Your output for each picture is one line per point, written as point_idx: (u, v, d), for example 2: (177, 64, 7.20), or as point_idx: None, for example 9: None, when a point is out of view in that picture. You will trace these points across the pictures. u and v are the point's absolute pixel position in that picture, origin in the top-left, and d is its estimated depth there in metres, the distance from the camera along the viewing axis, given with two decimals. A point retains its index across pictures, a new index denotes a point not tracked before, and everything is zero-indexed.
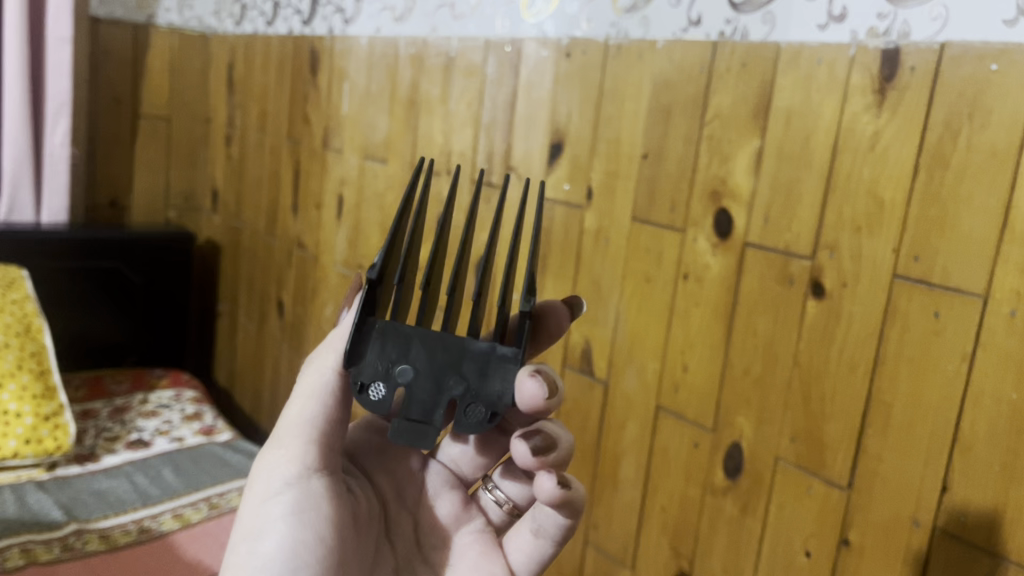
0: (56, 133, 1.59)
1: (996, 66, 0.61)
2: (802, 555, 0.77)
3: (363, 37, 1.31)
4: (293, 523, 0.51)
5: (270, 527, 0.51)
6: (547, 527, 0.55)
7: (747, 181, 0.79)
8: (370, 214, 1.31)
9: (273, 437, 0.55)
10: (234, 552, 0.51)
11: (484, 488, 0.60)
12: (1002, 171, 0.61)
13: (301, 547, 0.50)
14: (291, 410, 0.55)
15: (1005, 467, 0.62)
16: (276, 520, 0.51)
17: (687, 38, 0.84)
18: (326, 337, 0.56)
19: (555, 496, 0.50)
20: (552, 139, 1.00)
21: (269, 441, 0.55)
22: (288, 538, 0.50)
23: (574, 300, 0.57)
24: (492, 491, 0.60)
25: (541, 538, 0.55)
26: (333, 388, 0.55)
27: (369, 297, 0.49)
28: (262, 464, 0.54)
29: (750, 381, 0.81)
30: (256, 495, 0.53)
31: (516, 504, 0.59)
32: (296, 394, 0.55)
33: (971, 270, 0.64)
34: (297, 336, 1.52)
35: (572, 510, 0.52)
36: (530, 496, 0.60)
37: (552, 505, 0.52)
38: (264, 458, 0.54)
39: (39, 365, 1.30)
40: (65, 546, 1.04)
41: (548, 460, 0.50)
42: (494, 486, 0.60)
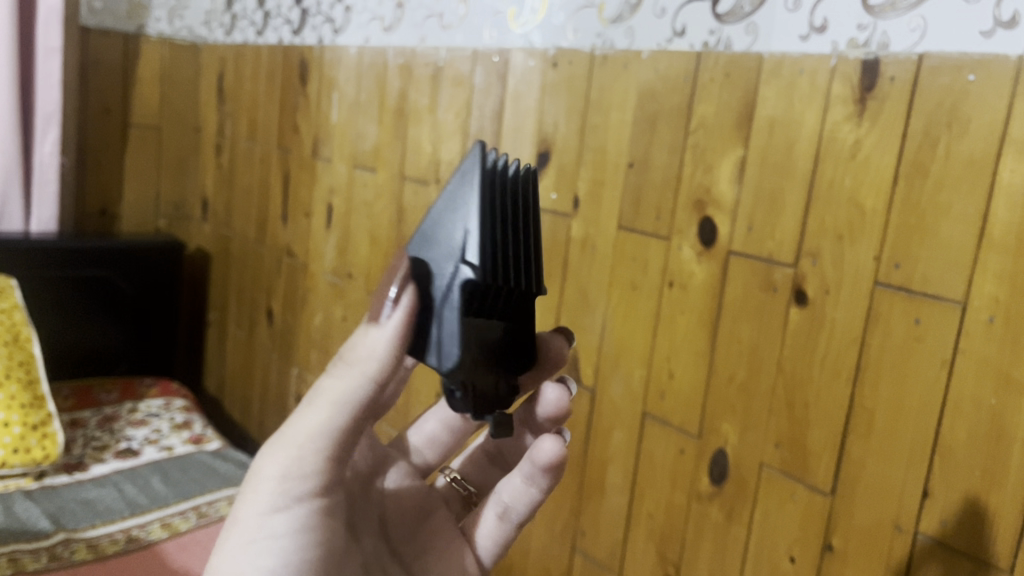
0: (46, 142, 1.59)
1: (974, 77, 0.62)
2: (786, 560, 0.78)
3: (352, 47, 1.31)
4: (296, 535, 0.52)
5: (274, 537, 0.51)
6: (515, 510, 0.61)
7: (731, 190, 0.80)
8: (360, 223, 1.32)
9: (282, 434, 0.52)
10: (235, 548, 0.52)
11: (444, 475, 0.67)
12: (980, 180, 0.62)
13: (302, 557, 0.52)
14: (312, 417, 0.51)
15: (985, 472, 0.63)
16: (280, 533, 0.52)
17: (671, 48, 0.85)
18: (359, 340, 0.50)
19: (554, 456, 0.57)
20: (540, 148, 1.01)
21: (279, 438, 0.52)
22: (291, 550, 0.52)
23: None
24: (450, 475, 0.67)
25: (506, 520, 0.61)
26: (359, 404, 0.50)
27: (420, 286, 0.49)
28: (269, 463, 0.52)
29: (735, 388, 0.81)
30: (263, 499, 0.52)
31: (474, 492, 0.67)
32: (319, 397, 0.51)
33: (950, 276, 0.64)
34: (287, 345, 1.52)
35: (550, 484, 0.59)
36: (485, 486, 0.67)
37: (542, 470, 0.58)
38: (272, 459, 0.52)
39: (28, 374, 1.30)
40: (53, 555, 1.04)
41: (563, 419, 0.60)
42: (453, 474, 0.67)
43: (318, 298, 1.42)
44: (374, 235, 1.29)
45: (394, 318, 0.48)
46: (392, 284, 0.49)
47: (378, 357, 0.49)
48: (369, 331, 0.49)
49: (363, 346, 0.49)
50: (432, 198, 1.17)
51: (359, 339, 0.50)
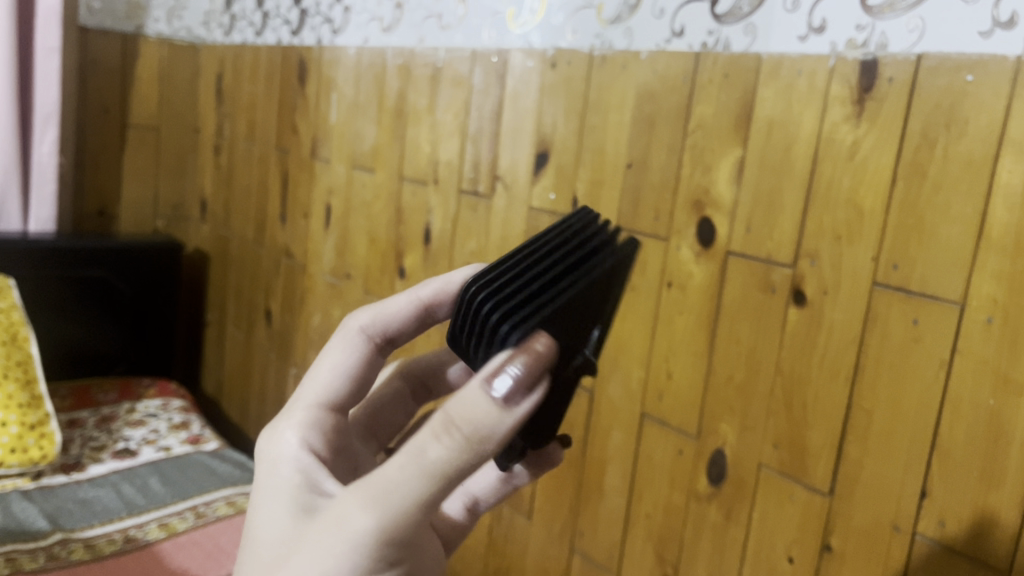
0: (45, 142, 1.59)
1: (972, 77, 0.62)
2: (785, 560, 0.77)
3: (351, 48, 1.31)
4: None
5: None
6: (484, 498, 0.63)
7: (730, 190, 0.80)
8: (359, 223, 1.32)
9: (361, 520, 0.43)
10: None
11: None
12: (978, 180, 0.62)
13: None
14: (397, 469, 0.44)
15: (983, 472, 0.63)
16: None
17: (670, 49, 0.85)
18: (470, 402, 0.44)
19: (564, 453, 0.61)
20: (538, 148, 1.01)
21: (358, 526, 0.43)
22: None
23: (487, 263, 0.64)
24: None
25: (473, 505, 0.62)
26: (453, 471, 0.44)
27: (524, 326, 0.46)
28: (347, 557, 0.43)
29: (733, 388, 0.81)
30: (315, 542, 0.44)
31: None
32: (412, 451, 0.44)
33: (948, 278, 0.64)
34: (285, 346, 1.52)
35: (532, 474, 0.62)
36: None
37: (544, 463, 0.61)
38: (353, 552, 0.43)
39: (26, 373, 1.29)
40: (50, 555, 1.04)
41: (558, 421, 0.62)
42: None
43: (317, 299, 1.42)
44: (373, 235, 1.29)
45: (529, 399, 0.44)
46: (512, 358, 0.44)
47: (487, 424, 0.43)
48: (488, 404, 0.44)
49: (480, 421, 0.44)
50: (430, 197, 1.17)
51: (472, 412, 0.44)
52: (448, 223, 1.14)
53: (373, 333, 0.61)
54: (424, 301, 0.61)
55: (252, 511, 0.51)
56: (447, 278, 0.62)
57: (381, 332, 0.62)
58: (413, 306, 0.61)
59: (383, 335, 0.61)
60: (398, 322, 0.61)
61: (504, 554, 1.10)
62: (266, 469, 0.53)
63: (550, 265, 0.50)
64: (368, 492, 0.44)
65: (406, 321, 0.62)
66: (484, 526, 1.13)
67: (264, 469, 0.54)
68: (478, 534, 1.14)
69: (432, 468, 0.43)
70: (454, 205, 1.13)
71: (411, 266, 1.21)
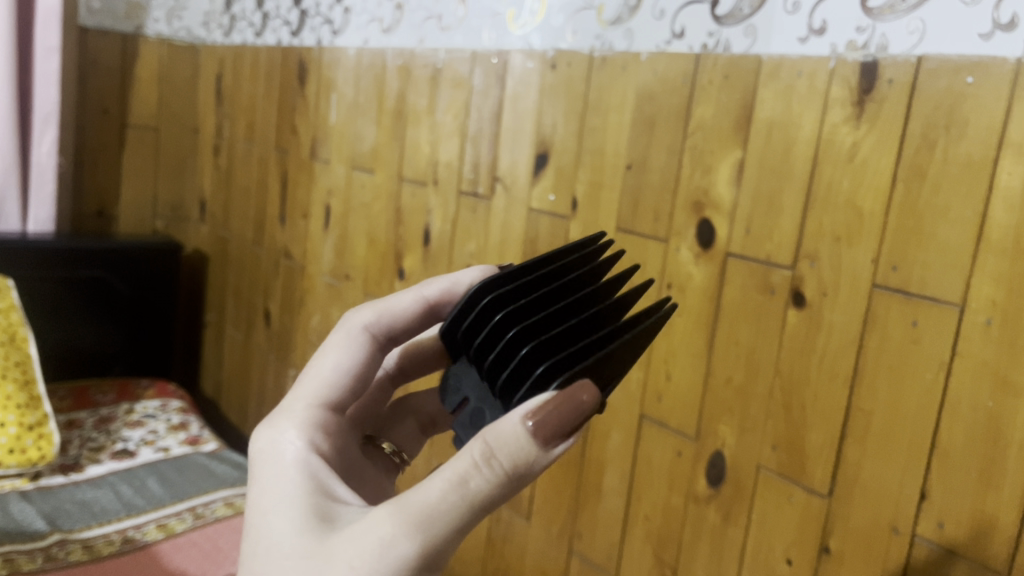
0: (44, 143, 1.59)
1: (971, 79, 0.62)
2: (784, 562, 0.77)
3: (351, 49, 1.31)
4: None
5: None
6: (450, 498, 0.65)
7: (729, 192, 0.80)
8: (358, 224, 1.31)
9: (399, 544, 0.46)
10: None
11: None
12: (978, 182, 0.62)
13: None
14: (435, 489, 0.47)
15: (982, 474, 0.63)
16: None
17: (670, 50, 0.85)
18: (506, 433, 0.47)
19: None
20: (538, 150, 1.01)
21: (398, 550, 0.46)
22: None
23: (493, 266, 0.65)
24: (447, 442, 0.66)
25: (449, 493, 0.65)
26: (487, 494, 0.47)
27: (552, 373, 0.49)
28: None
29: (733, 390, 0.81)
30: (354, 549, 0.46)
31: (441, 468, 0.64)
32: (449, 474, 0.47)
33: (948, 280, 0.64)
34: (284, 347, 1.52)
35: None
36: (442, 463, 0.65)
37: None
38: (391, 574, 0.46)
39: (25, 374, 1.29)
40: (48, 556, 1.04)
41: None
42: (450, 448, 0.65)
43: (316, 300, 1.42)
44: (372, 237, 1.29)
45: (562, 443, 0.48)
46: (542, 401, 0.47)
47: (522, 453, 0.47)
48: (525, 442, 0.47)
49: (517, 458, 0.47)
50: (430, 198, 1.17)
51: (511, 449, 0.47)
52: (447, 224, 1.14)
53: (376, 330, 0.62)
54: (430, 300, 0.63)
55: (256, 514, 0.51)
56: (454, 278, 0.64)
57: (384, 329, 0.62)
58: (418, 304, 0.63)
59: (386, 332, 0.62)
60: (402, 320, 0.63)
61: (502, 555, 1.10)
62: (271, 470, 0.54)
63: (574, 301, 0.53)
64: (406, 517, 0.46)
65: (411, 319, 0.63)
66: (482, 528, 1.12)
67: (267, 471, 0.54)
68: (476, 536, 1.14)
69: (469, 497, 0.47)
70: (453, 206, 1.13)
71: (411, 267, 1.21)
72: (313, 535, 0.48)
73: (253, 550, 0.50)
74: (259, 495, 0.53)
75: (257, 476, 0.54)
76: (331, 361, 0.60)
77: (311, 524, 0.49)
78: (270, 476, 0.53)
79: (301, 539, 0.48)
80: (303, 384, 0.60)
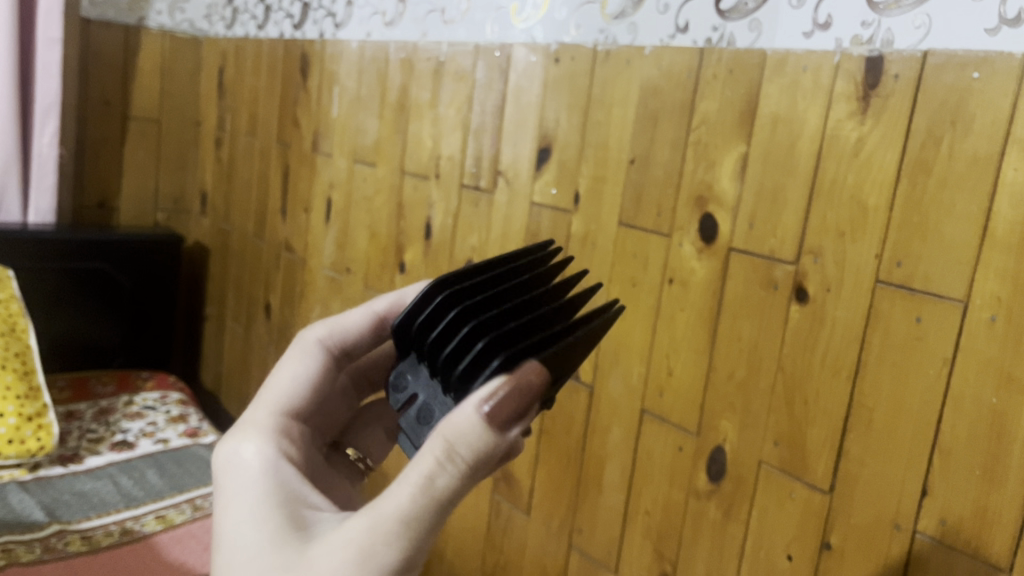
0: (45, 134, 1.59)
1: (978, 75, 0.62)
2: (784, 558, 0.77)
3: (353, 42, 1.31)
4: None
5: None
6: None
7: (733, 187, 0.80)
8: (359, 217, 1.31)
9: (378, 552, 0.46)
10: None
11: None
12: (983, 178, 0.62)
13: None
14: (407, 491, 0.47)
15: (985, 471, 0.63)
16: None
17: (674, 44, 0.85)
18: (464, 429, 0.47)
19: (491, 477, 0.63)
20: (541, 144, 1.01)
21: (377, 558, 0.46)
22: None
23: None
24: None
25: None
26: (452, 491, 0.47)
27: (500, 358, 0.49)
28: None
29: (734, 385, 0.81)
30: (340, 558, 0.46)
31: None
32: (416, 472, 0.47)
33: (952, 276, 0.64)
34: (284, 340, 1.52)
35: None
36: None
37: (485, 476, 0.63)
38: None
39: (24, 365, 1.29)
40: (46, 546, 1.04)
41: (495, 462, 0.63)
42: None
43: (317, 294, 1.42)
44: (373, 230, 1.29)
45: (517, 427, 0.47)
46: (493, 390, 0.46)
47: (483, 444, 0.47)
48: (481, 431, 0.46)
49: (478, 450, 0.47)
50: (432, 192, 1.17)
51: (471, 443, 0.46)
52: (449, 217, 1.14)
53: (331, 345, 0.64)
54: (380, 314, 0.65)
55: (230, 527, 0.50)
56: (400, 293, 0.67)
57: (339, 345, 0.64)
58: (370, 319, 0.65)
59: (342, 348, 0.64)
60: (357, 337, 0.65)
61: (502, 549, 1.10)
62: (241, 481, 0.53)
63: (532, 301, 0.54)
64: (381, 526, 0.46)
65: (363, 334, 0.65)
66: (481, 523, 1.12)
67: (236, 483, 0.53)
68: (476, 530, 1.14)
69: (437, 497, 0.47)
70: (454, 200, 1.13)
71: (412, 261, 1.20)
72: (292, 546, 0.48)
73: (231, 562, 0.49)
74: (232, 506, 0.52)
75: (229, 488, 0.53)
76: (292, 371, 0.62)
77: (290, 532, 0.49)
78: (242, 488, 0.53)
79: (280, 551, 0.48)
80: (267, 401, 0.60)
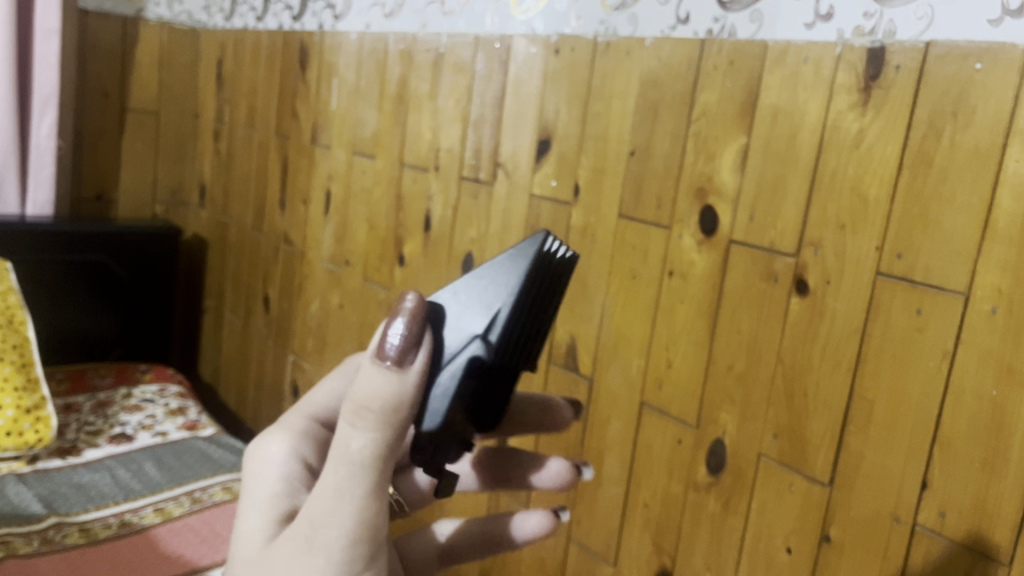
0: (43, 125, 1.58)
1: (980, 65, 0.62)
2: (783, 551, 0.77)
3: (352, 33, 1.31)
4: None
5: None
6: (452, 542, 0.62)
7: (733, 179, 0.79)
8: (358, 210, 1.31)
9: (324, 532, 0.45)
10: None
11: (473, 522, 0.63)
12: (985, 169, 0.62)
13: None
14: (337, 463, 0.45)
15: (985, 463, 0.63)
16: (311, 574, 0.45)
17: (674, 36, 0.84)
18: (365, 390, 0.43)
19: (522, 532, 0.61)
20: (540, 136, 1.00)
21: (326, 535, 0.45)
22: None
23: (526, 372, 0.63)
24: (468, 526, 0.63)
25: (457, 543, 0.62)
26: (382, 454, 0.44)
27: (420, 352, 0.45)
28: (318, 574, 0.45)
29: (734, 378, 0.81)
30: (297, 542, 0.46)
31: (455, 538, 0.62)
32: (341, 443, 0.44)
33: (953, 267, 0.64)
34: (283, 333, 1.51)
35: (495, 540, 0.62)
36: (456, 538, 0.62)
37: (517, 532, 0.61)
38: (335, 553, 0.45)
39: (22, 357, 1.29)
40: (44, 539, 1.04)
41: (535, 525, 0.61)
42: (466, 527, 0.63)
43: (316, 286, 1.42)
44: (372, 223, 1.28)
45: (419, 359, 0.43)
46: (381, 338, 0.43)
47: (392, 401, 0.42)
48: (382, 386, 0.42)
49: (385, 403, 0.43)
50: (431, 184, 1.17)
51: (375, 397, 0.42)
52: (448, 210, 1.14)
53: None
54: None
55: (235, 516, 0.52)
56: None
57: None
58: None
59: None
60: None
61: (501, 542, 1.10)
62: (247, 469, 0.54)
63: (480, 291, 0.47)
64: (326, 504, 0.45)
65: None
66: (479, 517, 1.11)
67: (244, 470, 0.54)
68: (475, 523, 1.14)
69: (368, 464, 0.44)
70: (453, 192, 1.13)
71: (411, 254, 1.20)
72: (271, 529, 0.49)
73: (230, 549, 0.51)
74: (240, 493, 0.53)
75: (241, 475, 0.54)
76: (339, 384, 0.58)
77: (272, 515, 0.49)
78: (248, 473, 0.53)
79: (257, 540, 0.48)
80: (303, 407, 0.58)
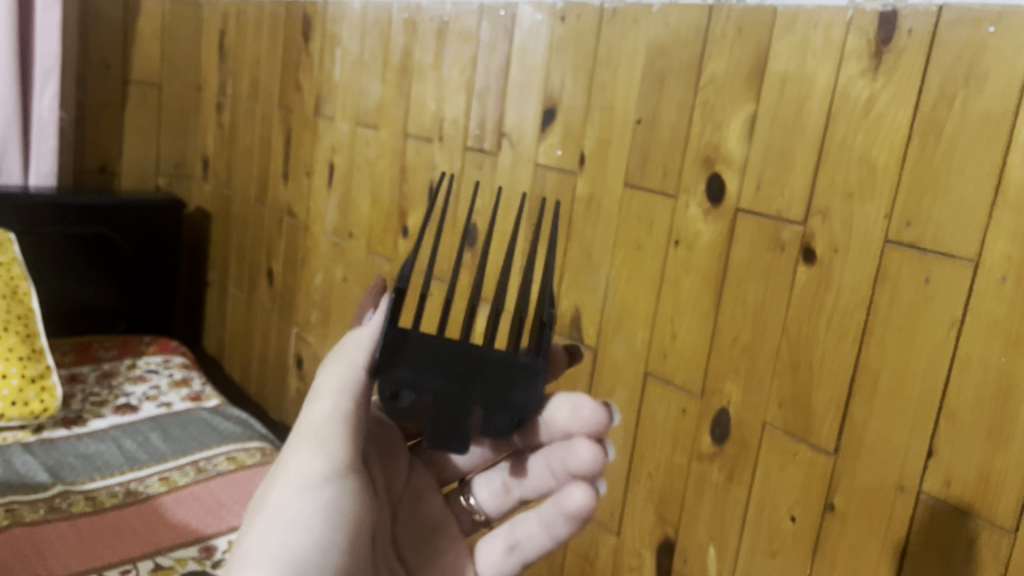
0: (45, 97, 1.57)
1: (994, 29, 0.61)
2: (787, 519, 0.77)
3: (356, 3, 1.29)
4: (282, 492, 0.49)
5: (271, 495, 0.50)
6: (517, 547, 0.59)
7: (740, 148, 0.79)
8: (362, 182, 1.30)
9: (291, 451, 0.51)
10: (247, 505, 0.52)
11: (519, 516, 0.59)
12: (995, 137, 0.61)
13: (280, 514, 0.48)
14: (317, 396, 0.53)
15: (991, 432, 0.63)
16: (274, 488, 0.50)
17: (682, 2, 0.83)
18: (344, 341, 0.56)
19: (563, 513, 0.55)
20: (545, 105, 0.99)
21: (292, 451, 0.51)
22: (275, 503, 0.49)
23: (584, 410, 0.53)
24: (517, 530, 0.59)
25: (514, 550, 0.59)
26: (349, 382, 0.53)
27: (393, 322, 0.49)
28: (280, 488, 0.50)
29: (739, 349, 0.80)
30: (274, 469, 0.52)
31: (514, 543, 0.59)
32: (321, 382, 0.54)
33: (962, 235, 0.63)
34: (287, 306, 1.51)
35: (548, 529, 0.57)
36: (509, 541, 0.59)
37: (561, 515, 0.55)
38: (295, 467, 0.50)
39: (26, 327, 1.29)
40: (50, 507, 1.04)
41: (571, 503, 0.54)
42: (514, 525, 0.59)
43: (320, 258, 1.41)
44: (375, 195, 1.28)
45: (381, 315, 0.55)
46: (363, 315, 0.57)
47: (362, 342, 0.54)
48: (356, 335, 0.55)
49: (358, 343, 0.55)
50: (435, 155, 1.16)
51: (353, 340, 0.55)
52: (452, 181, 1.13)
53: None
54: None
55: None
56: None
57: None
58: None
59: None
60: None
61: None
62: None
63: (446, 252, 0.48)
64: (299, 429, 0.53)
65: None
66: None
67: None
68: None
69: (335, 389, 0.53)
70: (457, 163, 1.12)
71: (415, 225, 1.19)
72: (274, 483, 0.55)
73: None
74: None
75: None
76: None
77: None
78: None
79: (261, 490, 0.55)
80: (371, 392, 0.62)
